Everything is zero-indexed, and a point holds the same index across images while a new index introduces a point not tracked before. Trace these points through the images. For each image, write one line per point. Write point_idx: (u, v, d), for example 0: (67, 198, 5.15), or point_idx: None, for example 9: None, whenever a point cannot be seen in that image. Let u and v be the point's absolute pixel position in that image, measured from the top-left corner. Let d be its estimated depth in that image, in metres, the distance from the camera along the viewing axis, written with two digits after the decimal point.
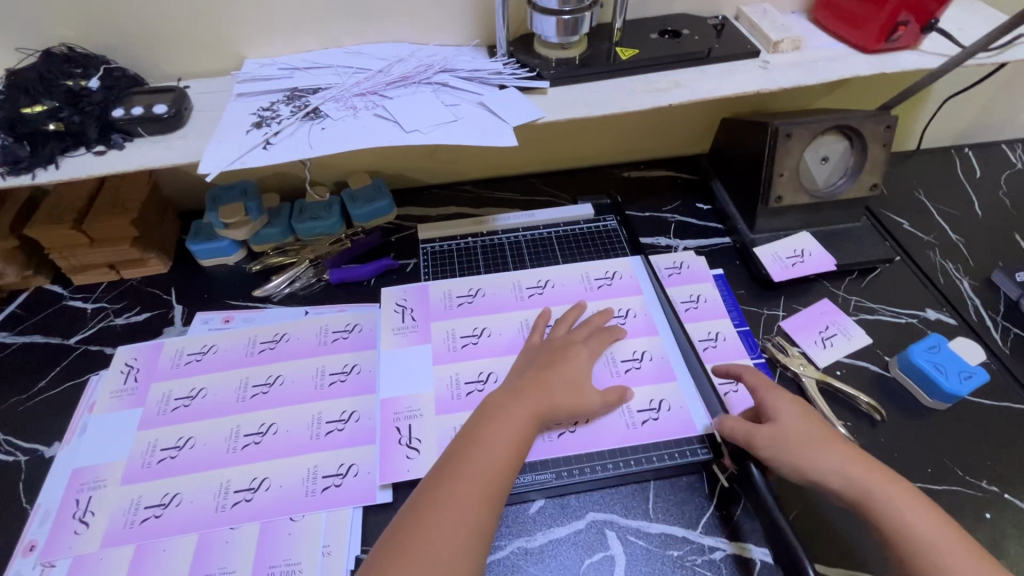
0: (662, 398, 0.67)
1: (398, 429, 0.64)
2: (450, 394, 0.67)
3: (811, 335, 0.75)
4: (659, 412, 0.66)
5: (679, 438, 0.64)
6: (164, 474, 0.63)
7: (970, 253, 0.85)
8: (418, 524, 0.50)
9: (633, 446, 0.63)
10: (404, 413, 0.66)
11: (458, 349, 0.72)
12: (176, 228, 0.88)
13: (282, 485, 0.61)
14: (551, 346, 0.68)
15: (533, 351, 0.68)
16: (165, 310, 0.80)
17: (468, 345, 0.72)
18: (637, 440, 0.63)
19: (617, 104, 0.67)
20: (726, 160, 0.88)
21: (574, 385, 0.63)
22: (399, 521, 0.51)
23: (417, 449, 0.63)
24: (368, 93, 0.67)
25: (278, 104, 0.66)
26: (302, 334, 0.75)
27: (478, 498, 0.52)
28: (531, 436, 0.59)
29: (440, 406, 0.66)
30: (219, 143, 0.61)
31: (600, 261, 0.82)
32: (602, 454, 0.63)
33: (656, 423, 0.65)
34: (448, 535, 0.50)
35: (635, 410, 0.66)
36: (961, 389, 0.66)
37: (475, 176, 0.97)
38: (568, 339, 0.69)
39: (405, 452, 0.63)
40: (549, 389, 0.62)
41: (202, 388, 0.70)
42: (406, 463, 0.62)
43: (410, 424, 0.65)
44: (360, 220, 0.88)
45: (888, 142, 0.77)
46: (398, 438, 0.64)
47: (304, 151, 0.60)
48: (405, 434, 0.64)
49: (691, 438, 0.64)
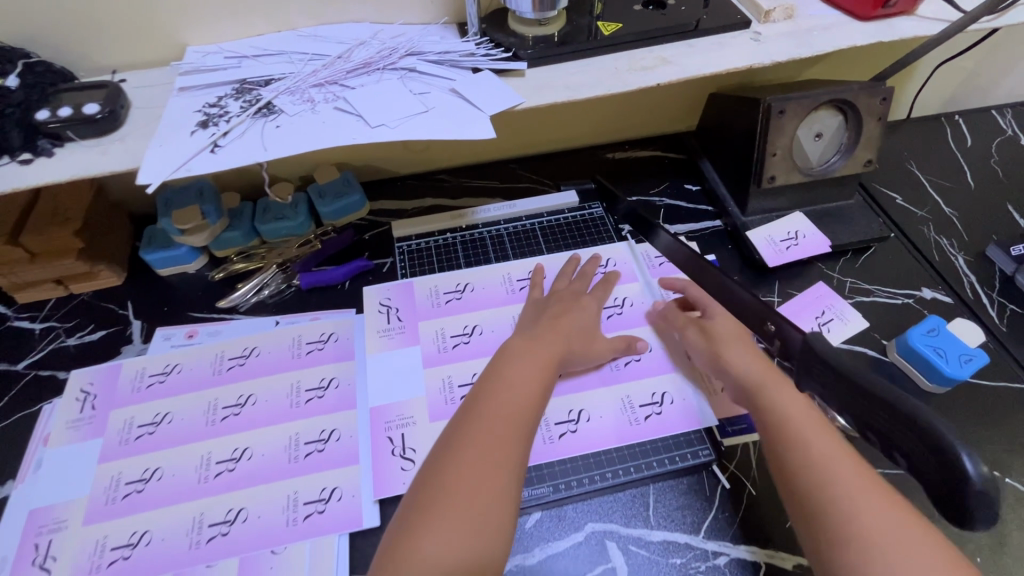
0: (664, 391, 0.66)
1: (391, 440, 0.62)
2: (444, 399, 0.65)
3: (807, 322, 0.73)
4: (661, 406, 0.65)
5: (684, 430, 0.63)
6: (131, 511, 0.58)
7: (964, 227, 0.83)
8: (447, 472, 0.48)
9: (637, 444, 0.62)
10: (397, 422, 0.63)
11: (449, 349, 0.70)
12: (128, 234, 0.81)
13: (261, 516, 0.57)
14: (557, 296, 0.69)
15: (540, 302, 0.69)
16: (121, 328, 0.74)
17: (460, 345, 0.70)
18: (642, 437, 0.62)
19: (602, 85, 0.62)
20: (715, 137, 0.84)
21: (585, 335, 0.65)
22: (424, 474, 0.49)
23: (412, 459, 0.61)
24: (327, 83, 0.60)
25: (226, 99, 0.59)
26: (273, 347, 0.70)
27: (507, 438, 0.51)
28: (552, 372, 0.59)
29: (433, 412, 0.64)
30: (160, 147, 0.54)
31: (590, 248, 0.79)
32: (605, 453, 0.62)
33: (660, 418, 0.64)
34: (482, 478, 0.48)
35: (638, 405, 0.65)
36: (961, 372, 0.64)
37: (452, 165, 0.91)
38: (574, 290, 0.70)
39: (400, 464, 0.61)
40: (564, 335, 0.63)
41: (167, 413, 0.65)
42: (402, 475, 0.60)
43: (404, 433, 0.63)
44: (330, 217, 0.82)
45: (884, 116, 0.73)
46: (392, 450, 0.61)
47: (258, 153, 0.54)
48: (399, 444, 0.62)
49: (695, 429, 0.63)
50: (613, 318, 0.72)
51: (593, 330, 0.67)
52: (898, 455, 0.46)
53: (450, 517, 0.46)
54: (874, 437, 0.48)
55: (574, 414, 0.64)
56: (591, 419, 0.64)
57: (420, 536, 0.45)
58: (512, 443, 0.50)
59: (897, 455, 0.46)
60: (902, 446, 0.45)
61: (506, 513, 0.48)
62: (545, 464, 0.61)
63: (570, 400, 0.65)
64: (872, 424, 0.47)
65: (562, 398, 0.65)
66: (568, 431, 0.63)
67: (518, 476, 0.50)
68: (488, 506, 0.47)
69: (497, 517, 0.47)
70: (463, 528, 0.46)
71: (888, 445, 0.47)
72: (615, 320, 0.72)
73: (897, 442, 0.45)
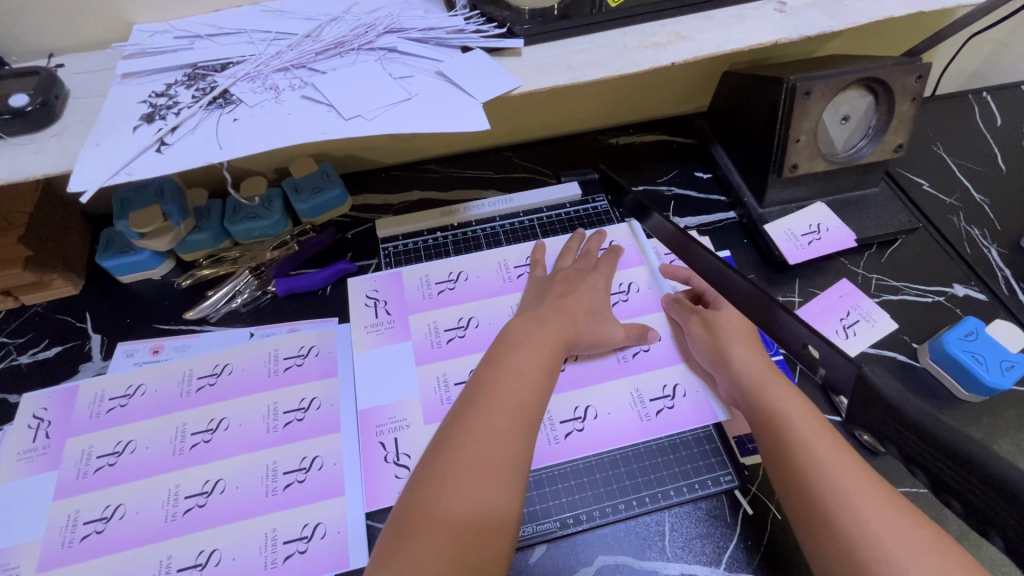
0: (676, 383, 0.61)
1: (382, 444, 0.58)
2: (438, 399, 0.60)
3: (831, 324, 0.67)
4: (673, 399, 0.60)
5: (696, 425, 0.58)
6: (90, 555, 0.52)
7: (996, 215, 0.77)
8: (445, 469, 0.44)
9: (647, 441, 0.58)
10: (388, 424, 0.59)
11: (443, 345, 0.64)
12: (85, 237, 0.73)
13: (235, 559, 0.52)
14: (563, 275, 0.64)
15: (545, 281, 0.64)
16: (79, 343, 0.67)
17: (455, 339, 0.65)
18: (652, 434, 0.58)
19: (609, 66, 0.54)
20: (729, 120, 0.76)
21: (595, 324, 0.60)
22: (422, 470, 0.45)
23: (407, 465, 0.57)
24: (293, 67, 0.52)
25: (175, 86, 0.51)
26: (247, 364, 0.63)
27: (511, 430, 0.47)
28: (559, 359, 0.55)
29: (428, 413, 0.59)
30: (98, 147, 0.46)
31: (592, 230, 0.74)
32: (611, 452, 0.58)
33: (672, 413, 0.59)
34: (487, 468, 0.44)
35: (648, 399, 0.60)
36: (1003, 382, 0.58)
37: (441, 154, 0.83)
38: (580, 269, 0.66)
39: (394, 470, 0.56)
40: (573, 317, 0.59)
41: (130, 441, 0.58)
42: (396, 483, 0.56)
43: (397, 436, 0.58)
44: (307, 215, 0.74)
45: (919, 95, 0.66)
46: (384, 455, 0.57)
47: (212, 152, 0.46)
48: (392, 449, 0.57)
49: (709, 424, 0.59)
50: (620, 305, 0.67)
51: (606, 315, 0.62)
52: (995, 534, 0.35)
53: (451, 516, 0.42)
54: (960, 508, 0.37)
55: (581, 411, 0.59)
56: (599, 415, 0.59)
57: (420, 536, 0.41)
58: (518, 435, 0.46)
59: (993, 534, 0.35)
60: (997, 522, 0.35)
61: (511, 508, 0.44)
62: (552, 466, 0.57)
63: (574, 396, 0.60)
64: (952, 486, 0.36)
65: (569, 393, 0.60)
66: (574, 429, 0.58)
67: (524, 466, 0.46)
68: (493, 499, 0.43)
69: (503, 510, 0.43)
70: (466, 522, 0.42)
71: (978, 519, 0.36)
72: (622, 308, 0.67)
73: (992, 519, 0.35)
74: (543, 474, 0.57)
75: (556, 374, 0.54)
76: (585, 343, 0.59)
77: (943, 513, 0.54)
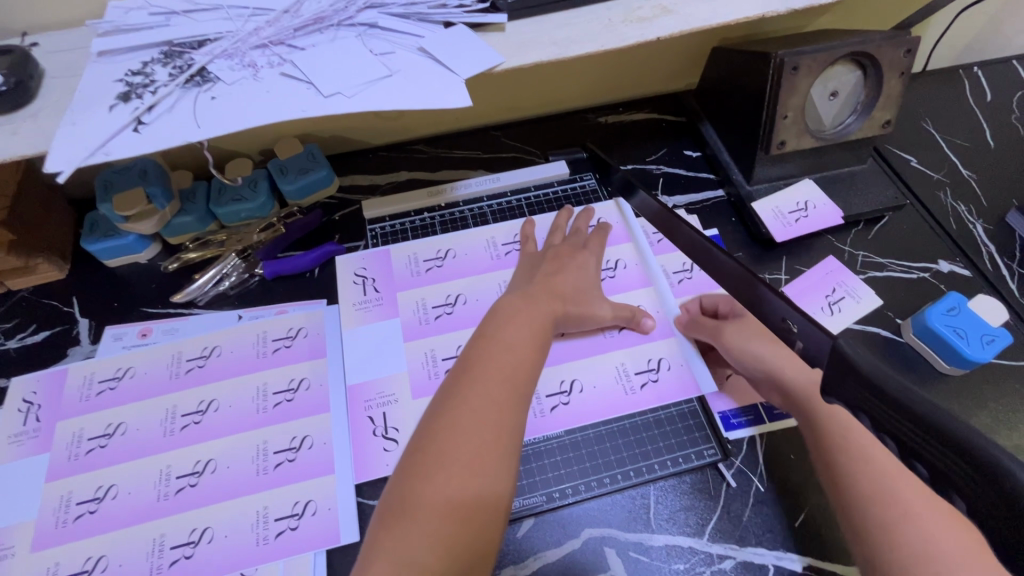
0: (660, 357, 0.62)
1: (371, 418, 0.59)
2: (426, 374, 0.61)
3: (816, 301, 0.68)
4: (658, 372, 0.61)
5: (679, 398, 0.59)
6: (84, 535, 0.53)
7: (983, 191, 0.77)
8: (437, 445, 0.45)
9: (632, 413, 0.59)
10: (376, 400, 0.60)
11: (431, 321, 0.64)
12: (69, 221, 0.73)
13: (228, 536, 0.53)
14: (554, 252, 0.64)
15: (535, 260, 0.64)
16: (67, 328, 0.67)
17: (443, 315, 0.65)
18: (636, 407, 0.59)
19: (593, 41, 0.53)
20: (718, 96, 0.75)
21: (580, 302, 0.60)
22: (416, 447, 0.46)
23: (395, 439, 0.57)
24: (271, 43, 0.51)
25: (152, 65, 0.50)
26: (236, 346, 0.64)
27: (504, 403, 0.47)
28: (549, 332, 0.55)
29: (416, 388, 0.60)
30: (74, 127, 0.46)
31: (579, 208, 0.73)
32: (596, 424, 0.59)
33: (656, 385, 0.60)
34: (483, 444, 0.45)
35: (633, 372, 0.61)
36: (983, 355, 0.59)
37: (429, 134, 0.82)
38: (571, 247, 0.65)
39: (382, 444, 0.57)
40: (560, 294, 0.59)
41: (121, 423, 0.59)
42: (384, 456, 0.57)
43: (385, 411, 0.59)
44: (294, 197, 0.74)
45: (908, 70, 0.65)
46: (373, 429, 0.58)
47: (189, 131, 0.45)
48: (380, 423, 0.58)
49: (692, 397, 0.60)
50: (608, 281, 0.67)
51: (593, 293, 0.62)
52: (953, 497, 0.34)
53: (449, 494, 0.43)
54: (924, 472, 0.35)
55: (567, 385, 0.60)
56: (584, 389, 0.60)
57: (421, 512, 0.42)
58: (511, 408, 0.47)
59: (953, 496, 0.34)
60: (958, 484, 0.33)
61: (507, 483, 0.45)
62: (539, 441, 0.58)
63: (562, 370, 0.61)
64: (920, 456, 0.35)
65: (555, 367, 0.61)
66: (560, 403, 0.59)
67: (516, 440, 0.47)
68: (491, 476, 0.44)
69: (500, 486, 0.44)
70: (465, 497, 0.43)
71: None
72: (610, 284, 0.67)
73: (952, 480, 0.33)
74: (531, 448, 0.58)
75: (546, 347, 0.54)
76: (572, 321, 0.59)
77: None
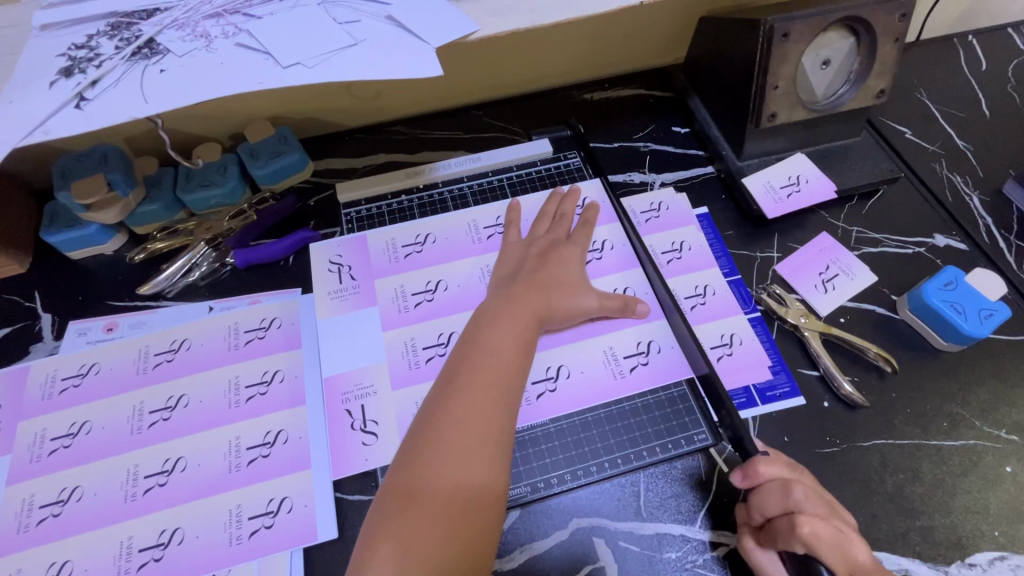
0: (651, 339, 0.59)
1: (349, 412, 0.56)
2: (406, 364, 0.58)
3: (810, 278, 0.65)
4: (647, 355, 0.58)
5: (668, 382, 0.57)
6: (47, 540, 0.51)
7: (979, 162, 0.74)
8: (421, 459, 0.43)
9: (619, 400, 0.57)
10: (354, 392, 0.57)
11: (411, 309, 0.62)
12: (28, 213, 0.69)
13: (200, 537, 0.50)
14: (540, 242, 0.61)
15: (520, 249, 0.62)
16: (29, 324, 0.64)
17: (423, 302, 0.62)
18: (623, 393, 0.57)
19: (573, 6, 0.50)
20: (706, 69, 0.72)
21: (566, 284, 0.58)
22: (403, 447, 0.45)
23: (374, 432, 0.55)
24: (225, 13, 0.47)
25: (97, 37, 0.46)
26: (205, 338, 0.61)
27: (490, 410, 0.45)
28: (536, 334, 0.53)
29: (395, 379, 0.57)
30: (11, 104, 0.43)
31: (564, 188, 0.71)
32: (581, 412, 0.56)
33: (647, 369, 0.58)
34: (469, 453, 0.43)
35: (622, 356, 0.58)
36: (981, 330, 0.57)
37: (406, 114, 0.79)
38: (557, 236, 0.63)
39: (361, 438, 0.55)
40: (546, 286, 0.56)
41: (86, 422, 0.56)
42: (363, 450, 0.54)
43: (364, 404, 0.56)
44: (266, 181, 0.70)
45: (902, 36, 0.62)
46: (351, 423, 0.55)
47: (137, 107, 0.42)
48: (359, 416, 0.56)
49: (682, 380, 0.58)
50: (594, 264, 0.64)
51: (578, 275, 0.59)
52: None
53: (434, 508, 0.41)
54: None
55: (553, 371, 0.57)
56: (572, 374, 0.57)
57: (408, 509, 0.41)
58: (497, 416, 0.45)
59: None
60: None
61: (497, 495, 0.43)
62: (525, 428, 0.56)
63: (548, 356, 0.58)
64: None
65: (540, 352, 0.58)
66: (546, 390, 0.57)
67: (504, 448, 0.45)
68: (478, 481, 0.42)
69: (488, 489, 0.43)
70: (452, 492, 0.42)
71: None
72: (596, 266, 0.64)
73: None
74: (517, 438, 0.55)
75: (534, 350, 0.52)
76: (560, 309, 0.56)
77: (919, 464, 0.55)
